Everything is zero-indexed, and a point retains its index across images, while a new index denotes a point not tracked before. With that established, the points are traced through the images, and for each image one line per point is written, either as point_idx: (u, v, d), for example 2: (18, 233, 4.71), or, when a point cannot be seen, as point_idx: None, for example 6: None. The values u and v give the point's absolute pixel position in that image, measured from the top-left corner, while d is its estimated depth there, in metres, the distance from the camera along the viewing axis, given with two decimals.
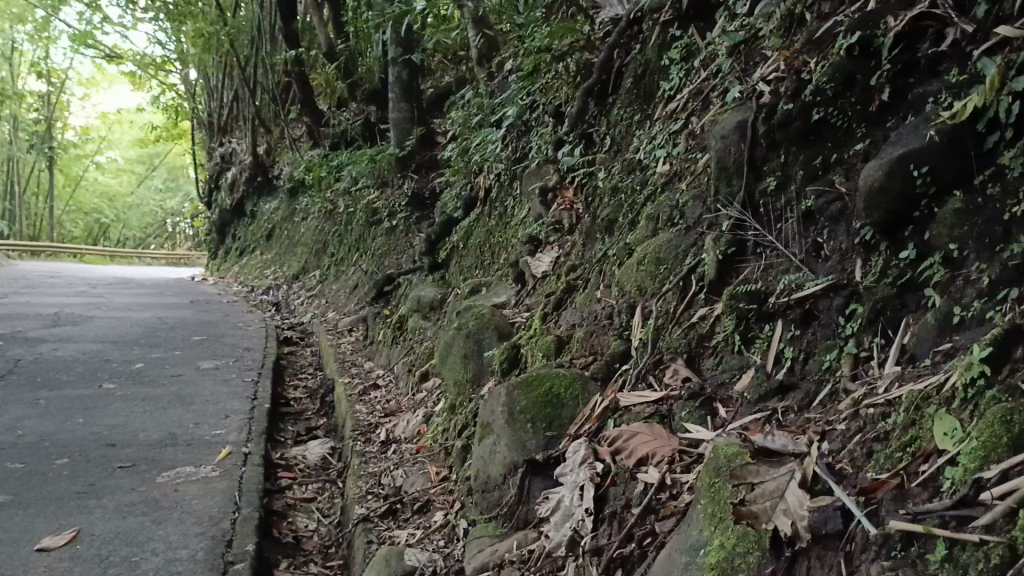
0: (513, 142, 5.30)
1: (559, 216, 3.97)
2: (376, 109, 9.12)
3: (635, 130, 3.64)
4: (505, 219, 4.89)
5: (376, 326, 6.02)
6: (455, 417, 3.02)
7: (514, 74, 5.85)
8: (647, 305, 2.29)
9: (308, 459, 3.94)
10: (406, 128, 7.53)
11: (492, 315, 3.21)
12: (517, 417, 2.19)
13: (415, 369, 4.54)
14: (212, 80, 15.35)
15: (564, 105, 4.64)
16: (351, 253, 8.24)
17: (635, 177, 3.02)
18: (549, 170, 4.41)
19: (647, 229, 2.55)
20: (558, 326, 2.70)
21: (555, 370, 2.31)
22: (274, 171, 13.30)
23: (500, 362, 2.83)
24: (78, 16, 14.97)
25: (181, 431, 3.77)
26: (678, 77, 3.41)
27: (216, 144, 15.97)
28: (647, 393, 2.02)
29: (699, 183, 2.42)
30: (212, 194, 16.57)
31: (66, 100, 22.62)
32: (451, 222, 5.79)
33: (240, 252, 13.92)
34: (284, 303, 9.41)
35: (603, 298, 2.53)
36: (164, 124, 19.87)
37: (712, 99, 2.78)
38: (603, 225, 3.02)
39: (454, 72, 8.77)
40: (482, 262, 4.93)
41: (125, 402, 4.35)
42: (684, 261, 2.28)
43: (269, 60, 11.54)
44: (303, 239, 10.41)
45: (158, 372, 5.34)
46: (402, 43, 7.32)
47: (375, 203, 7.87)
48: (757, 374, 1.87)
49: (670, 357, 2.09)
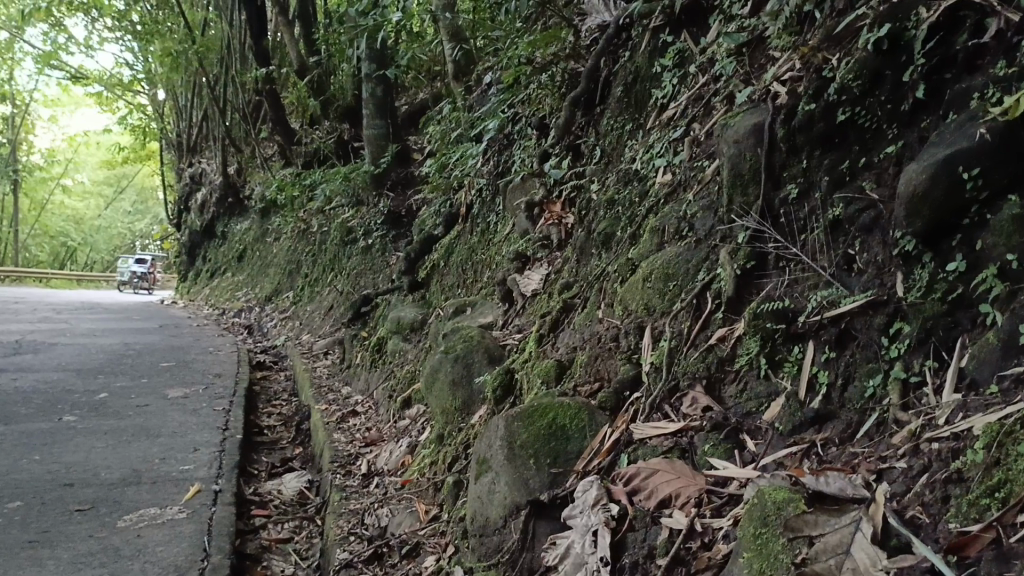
0: (494, 157, 5.12)
1: (547, 231, 3.78)
2: (350, 126, 8.92)
3: (626, 140, 3.48)
4: (488, 236, 4.69)
5: (353, 349, 5.78)
6: (444, 449, 2.80)
7: (494, 87, 5.67)
8: (657, 326, 2.10)
9: (284, 494, 3.68)
10: (381, 145, 7.34)
11: (481, 338, 3.01)
12: (518, 452, 1.96)
13: (396, 395, 4.31)
14: (180, 100, 15.05)
15: (549, 117, 4.46)
16: (325, 273, 8.00)
17: (632, 188, 2.83)
18: (534, 184, 4.23)
19: (652, 243, 2.36)
20: (556, 349, 2.50)
21: (557, 398, 2.10)
22: (245, 191, 13.02)
23: (493, 389, 2.62)
24: (42, 36, 14.63)
25: (146, 468, 3.50)
26: (672, 84, 3.24)
27: (185, 164, 15.65)
28: (663, 424, 1.82)
29: (708, 192, 2.23)
30: (182, 215, 16.22)
31: (31, 122, 22.20)
32: (431, 240, 5.58)
33: (211, 274, 13.59)
34: (257, 326, 9.12)
35: (605, 319, 2.34)
36: (132, 145, 19.48)
37: (713, 104, 2.60)
38: (600, 239, 2.83)
39: (430, 88, 8.60)
40: (465, 281, 4.72)
41: (86, 437, 4.07)
42: (696, 277, 2.09)
43: (239, 79, 11.31)
44: (276, 259, 10.13)
45: (123, 401, 5.05)
46: (376, 58, 7.13)
47: (350, 222, 7.65)
48: (788, 402, 1.68)
49: (686, 384, 1.89)
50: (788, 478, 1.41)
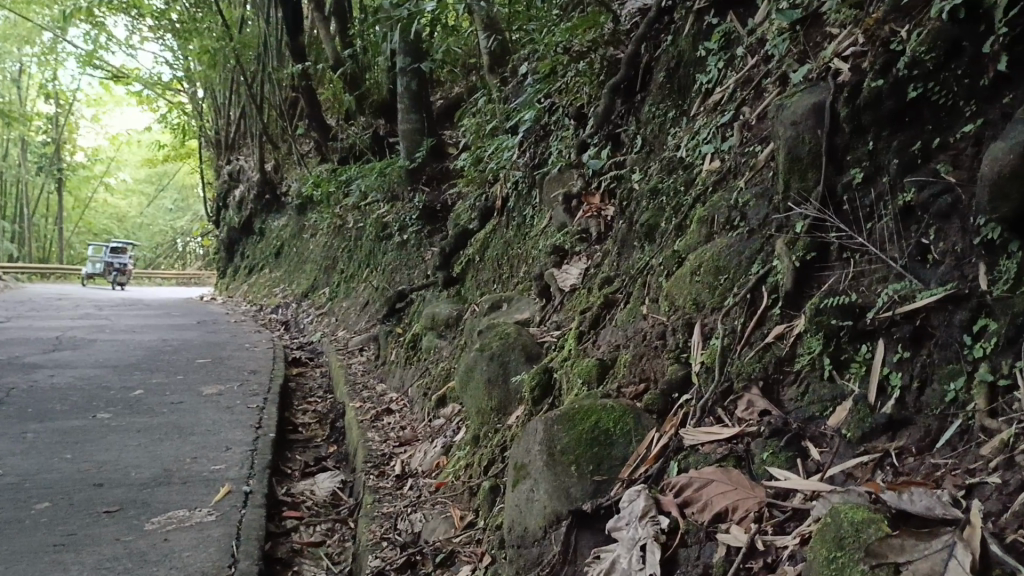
0: (531, 148, 4.99)
1: (586, 223, 3.65)
2: (385, 121, 8.86)
3: (669, 128, 3.33)
4: (524, 229, 4.56)
5: (387, 345, 5.70)
6: (480, 452, 2.68)
7: (530, 77, 5.54)
8: (707, 323, 1.95)
9: (317, 495, 3.60)
10: (416, 139, 7.25)
11: (517, 335, 2.89)
12: (558, 458, 1.83)
13: (431, 393, 4.21)
14: (218, 98, 15.13)
15: (588, 106, 4.31)
16: (361, 269, 7.94)
17: (677, 177, 2.69)
18: (571, 175, 4.10)
19: (700, 234, 2.22)
20: (597, 347, 2.36)
21: (599, 400, 1.96)
22: (282, 188, 13.05)
23: (531, 389, 2.50)
24: (83, 35, 14.78)
25: (177, 468, 3.43)
26: (717, 68, 3.08)
27: (223, 162, 15.74)
28: (717, 429, 1.68)
29: (763, 178, 2.08)
30: (220, 212, 16.33)
31: (75, 122, 22.56)
32: (466, 234, 5.47)
33: (249, 270, 13.65)
34: (294, 322, 9.10)
35: (649, 315, 2.20)
36: (172, 143, 19.67)
37: (765, 86, 2.44)
38: (642, 231, 2.68)
39: (465, 81, 8.49)
40: (500, 275, 4.61)
41: (119, 435, 4.02)
42: (749, 270, 1.94)
43: (275, 75, 11.31)
44: (312, 255, 10.11)
45: (158, 399, 5.01)
46: (410, 51, 7.03)
47: (385, 217, 7.58)
48: (857, 407, 1.53)
49: (740, 386, 1.74)
50: (865, 494, 1.27)
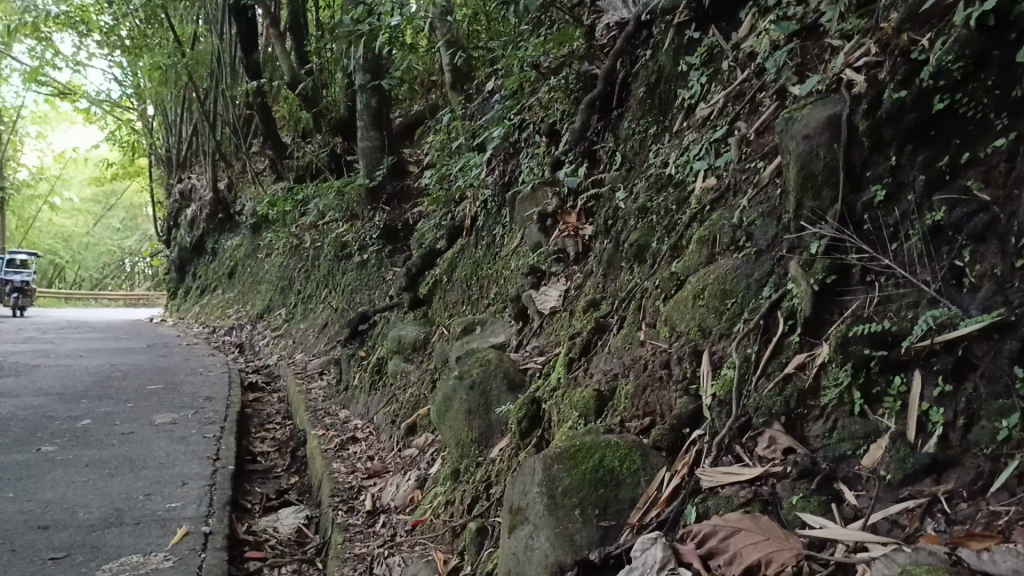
0: (499, 166, 4.84)
1: (562, 243, 3.52)
2: (343, 140, 8.66)
3: (650, 145, 3.21)
4: (495, 249, 4.41)
5: (349, 370, 5.48)
6: (461, 488, 2.51)
7: (497, 95, 5.41)
8: (717, 351, 1.81)
9: (280, 532, 3.37)
10: (376, 157, 7.06)
11: (499, 362, 2.72)
12: (560, 502, 1.66)
13: (399, 421, 4.02)
14: (169, 115, 14.73)
15: (560, 123, 4.18)
16: (319, 290, 7.69)
17: (667, 195, 2.56)
18: (544, 194, 3.96)
19: (701, 256, 2.08)
20: (589, 376, 2.21)
21: (600, 436, 1.80)
22: (236, 207, 12.71)
23: (518, 420, 2.33)
24: (28, 51, 14.28)
25: (129, 507, 3.18)
26: (700, 83, 2.98)
27: (174, 180, 15.30)
28: (738, 469, 1.53)
29: (770, 196, 1.96)
30: (171, 231, 15.88)
31: (18, 139, 21.84)
32: (433, 254, 5.29)
33: (201, 291, 13.24)
34: (249, 344, 8.80)
35: (648, 341, 2.05)
36: (121, 161, 19.13)
37: (762, 100, 2.33)
38: (630, 252, 2.54)
39: (425, 99, 8.34)
40: (470, 297, 4.44)
41: (65, 470, 3.74)
42: (760, 295, 1.81)
43: (229, 92, 11.03)
44: (267, 276, 9.82)
45: (107, 429, 4.71)
46: (371, 68, 6.85)
47: (344, 237, 7.36)
48: (894, 446, 1.40)
49: (760, 422, 1.60)
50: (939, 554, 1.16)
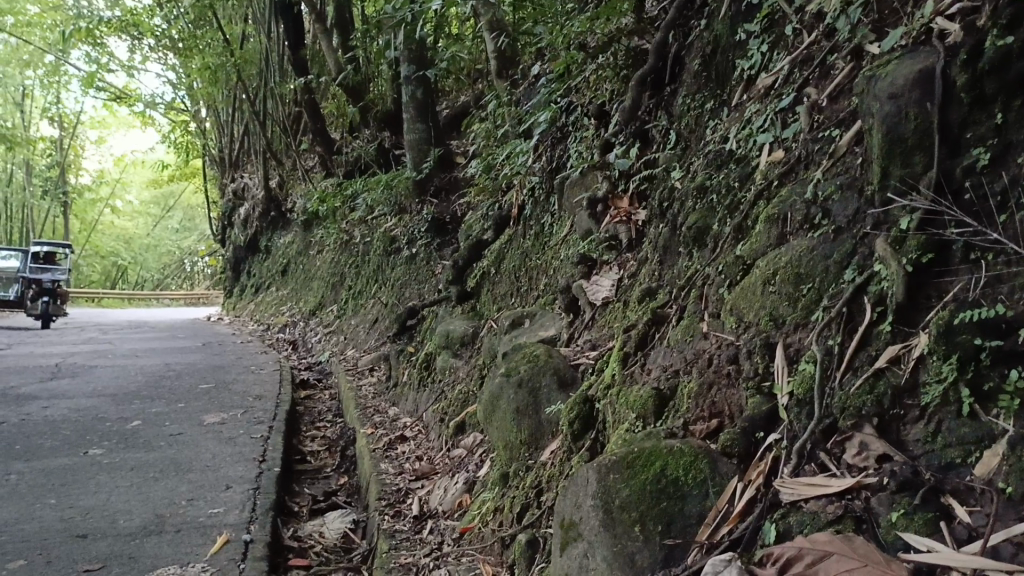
0: (547, 152, 4.65)
1: (614, 229, 3.32)
2: (390, 133, 8.56)
3: (707, 121, 2.99)
4: (544, 238, 4.22)
5: (398, 365, 5.35)
6: (511, 494, 2.34)
7: (543, 78, 5.21)
8: (793, 343, 1.60)
9: (326, 538, 3.25)
10: (423, 149, 6.93)
11: (548, 357, 2.53)
12: (618, 516, 1.48)
13: (448, 419, 3.87)
14: (221, 115, 14.84)
15: (610, 103, 3.97)
16: (369, 285, 7.60)
17: (728, 171, 2.34)
18: (594, 178, 3.76)
19: (768, 237, 1.87)
20: (646, 372, 2.01)
21: (661, 440, 1.60)
22: (287, 204, 12.75)
23: (569, 422, 2.15)
24: (84, 57, 14.52)
25: (170, 514, 3.09)
26: (760, 52, 2.75)
27: (227, 180, 15.44)
28: (823, 481, 1.33)
29: (850, 166, 1.73)
30: (226, 230, 16.03)
31: (79, 144, 22.33)
32: (480, 245, 5.13)
33: (256, 289, 13.33)
34: (301, 341, 8.77)
35: (711, 333, 1.85)
36: (177, 162, 19.41)
37: (835, 62, 2.10)
38: (688, 236, 2.34)
39: (472, 89, 8.18)
40: (518, 289, 4.27)
41: (110, 474, 3.68)
42: (841, 278, 1.59)
43: (278, 90, 11.03)
44: (319, 272, 9.79)
45: (155, 431, 4.66)
46: (415, 58, 6.69)
47: (393, 231, 7.24)
48: (1014, 453, 1.17)
49: (848, 424, 1.38)
50: None
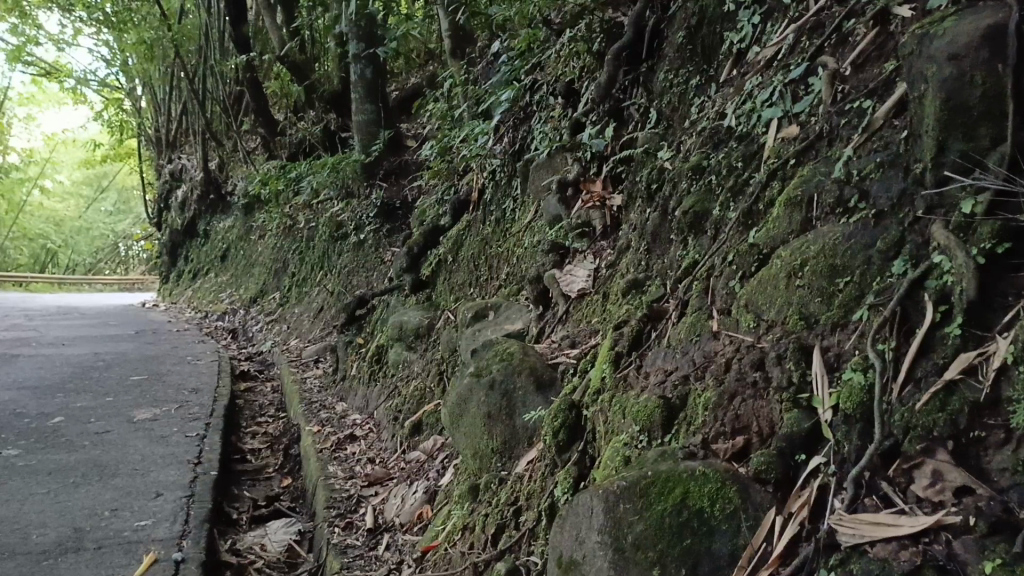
0: (508, 133, 4.37)
1: (588, 215, 3.08)
2: (337, 115, 8.15)
3: (691, 98, 2.75)
4: (506, 225, 3.94)
5: (346, 357, 5.03)
6: (482, 509, 2.08)
7: (503, 56, 4.91)
8: (833, 346, 1.36)
9: (268, 552, 2.94)
10: (371, 131, 6.57)
11: (524, 356, 2.26)
12: (633, 557, 1.23)
13: (404, 417, 3.57)
14: (157, 94, 14.15)
15: (579, 81, 3.70)
16: (314, 272, 7.23)
17: (728, 150, 2.10)
18: (562, 160, 3.49)
19: (788, 222, 1.63)
20: (644, 376, 1.75)
21: (679, 460, 1.35)
22: (227, 187, 12.19)
23: (554, 432, 1.90)
24: (9, 28, 13.67)
25: (91, 527, 2.74)
26: (752, 23, 2.51)
27: (163, 161, 14.74)
28: (890, 520, 1.10)
29: (889, 142, 1.50)
30: (162, 214, 15.34)
31: (6, 121, 21.16)
32: (436, 230, 4.82)
33: (193, 275, 12.76)
34: (241, 330, 8.35)
35: (725, 333, 1.61)
36: (109, 141, 18.51)
37: (854, 27, 1.86)
38: (684, 222, 2.09)
39: (424, 70, 7.83)
40: (478, 278, 3.99)
41: (25, 479, 3.30)
42: (888, 271, 1.36)
43: (218, 68, 10.48)
44: (260, 258, 9.35)
45: (79, 429, 4.26)
46: (364, 35, 6.31)
47: (340, 216, 6.87)
48: None
49: (916, 448, 1.15)
50: None
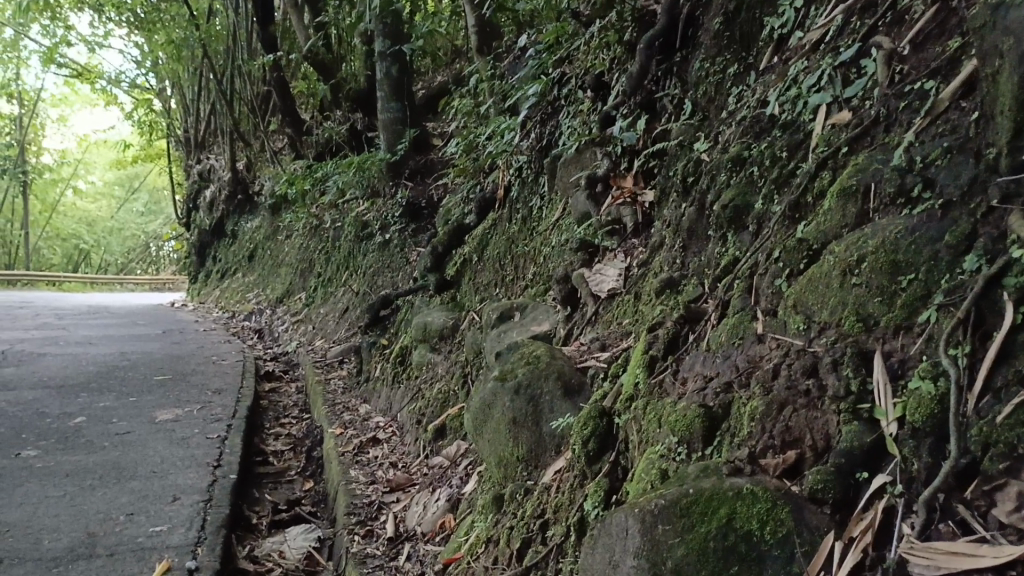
0: (535, 129, 4.25)
1: (618, 212, 2.95)
2: (363, 114, 8.08)
3: (729, 88, 2.61)
4: (533, 223, 3.82)
5: (370, 358, 4.94)
6: (506, 521, 1.96)
7: (531, 51, 4.79)
8: (898, 352, 1.22)
9: (286, 559, 2.84)
10: (397, 130, 6.48)
11: (551, 359, 2.14)
12: None
13: (427, 420, 3.47)
14: (186, 95, 14.20)
15: (610, 74, 3.57)
16: (339, 272, 7.16)
17: (771, 139, 1.97)
18: (590, 155, 3.37)
19: (843, 214, 1.49)
20: (682, 383, 1.62)
21: (725, 477, 1.21)
22: (254, 188, 12.19)
23: (583, 441, 1.77)
24: (42, 31, 13.79)
25: (104, 532, 2.66)
26: (794, 7, 2.37)
27: (192, 162, 14.80)
28: (969, 549, 0.95)
29: (957, 125, 1.36)
30: (190, 214, 15.39)
31: (40, 123, 21.38)
32: (462, 229, 4.72)
33: (220, 275, 12.78)
34: (267, 330, 8.31)
35: (772, 336, 1.47)
36: (141, 142, 18.65)
37: (911, 3, 1.72)
38: (724, 216, 1.96)
39: (451, 69, 7.73)
40: (503, 278, 3.88)
41: (42, 482, 3.23)
42: (959, 268, 1.22)
43: (246, 68, 10.47)
44: (286, 258, 9.31)
45: (100, 429, 4.20)
46: (390, 33, 6.22)
47: (365, 215, 6.79)
48: None
49: (998, 467, 1.00)
50: None
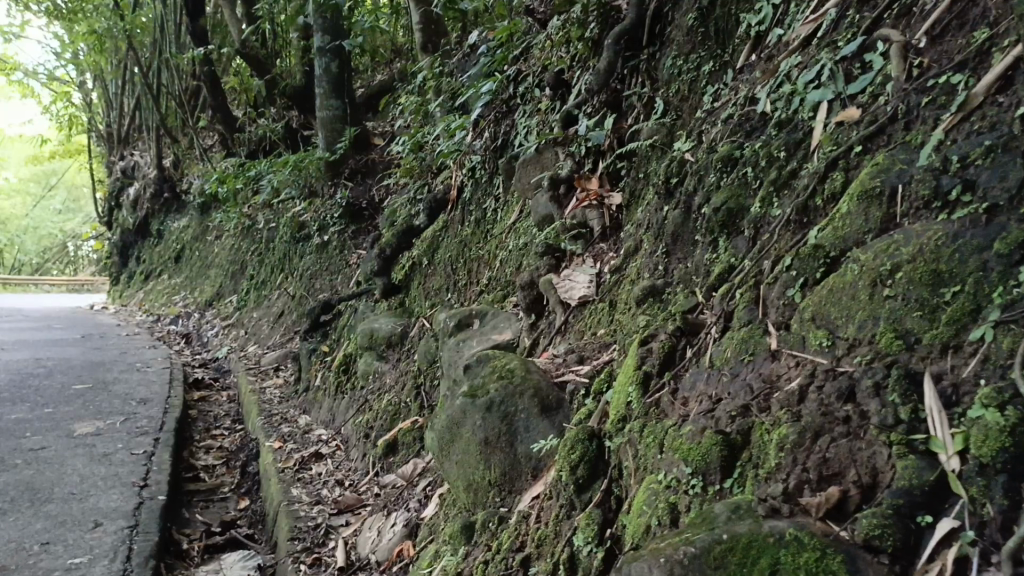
0: (488, 128, 4.06)
1: (582, 215, 2.79)
2: (298, 112, 7.75)
3: (703, 85, 2.48)
4: (488, 226, 3.65)
5: (310, 367, 4.67)
6: (479, 553, 1.77)
7: (481, 48, 4.60)
8: (951, 375, 1.08)
9: None
10: (334, 128, 6.19)
11: (525, 373, 1.96)
12: None
13: (375, 434, 3.25)
14: (110, 89, 13.53)
15: (570, 71, 3.42)
16: (273, 274, 6.84)
17: (763, 138, 1.83)
18: (549, 156, 3.20)
19: (865, 219, 1.35)
20: (682, 403, 1.47)
21: (762, 521, 1.07)
22: (182, 186, 11.66)
23: (570, 466, 1.60)
24: None
25: (15, 567, 2.36)
26: (772, 4, 2.24)
27: (114, 158, 14.11)
28: None
29: (995, 121, 1.24)
30: (112, 212, 14.66)
31: None
32: (409, 231, 4.50)
33: (145, 276, 12.20)
34: (195, 334, 7.91)
35: (789, 353, 1.32)
36: (59, 137, 17.74)
37: None
38: (717, 219, 1.82)
39: (392, 66, 7.48)
40: (456, 283, 3.69)
41: None
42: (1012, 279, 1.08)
43: (174, 62, 9.98)
44: (217, 259, 8.91)
45: (12, 445, 3.84)
46: (330, 27, 5.95)
47: (302, 216, 6.49)
48: None
49: None
50: None
